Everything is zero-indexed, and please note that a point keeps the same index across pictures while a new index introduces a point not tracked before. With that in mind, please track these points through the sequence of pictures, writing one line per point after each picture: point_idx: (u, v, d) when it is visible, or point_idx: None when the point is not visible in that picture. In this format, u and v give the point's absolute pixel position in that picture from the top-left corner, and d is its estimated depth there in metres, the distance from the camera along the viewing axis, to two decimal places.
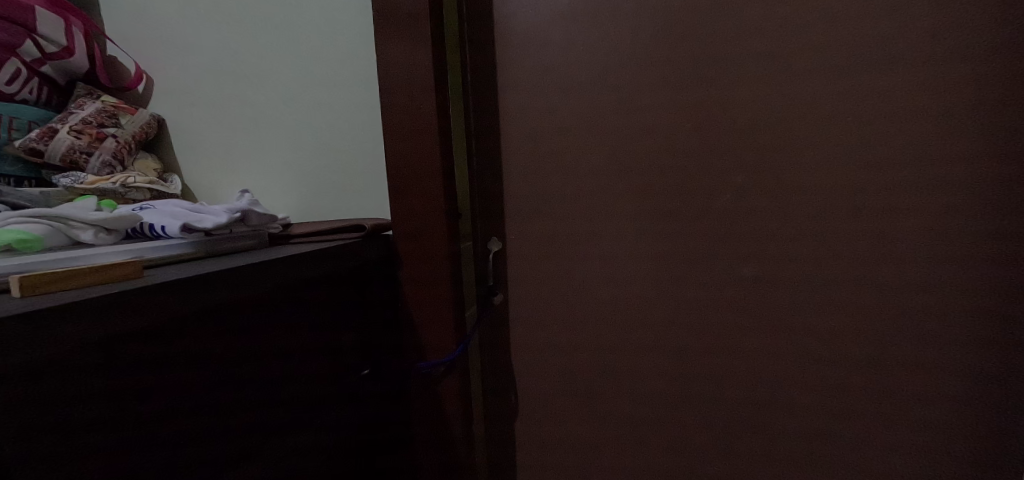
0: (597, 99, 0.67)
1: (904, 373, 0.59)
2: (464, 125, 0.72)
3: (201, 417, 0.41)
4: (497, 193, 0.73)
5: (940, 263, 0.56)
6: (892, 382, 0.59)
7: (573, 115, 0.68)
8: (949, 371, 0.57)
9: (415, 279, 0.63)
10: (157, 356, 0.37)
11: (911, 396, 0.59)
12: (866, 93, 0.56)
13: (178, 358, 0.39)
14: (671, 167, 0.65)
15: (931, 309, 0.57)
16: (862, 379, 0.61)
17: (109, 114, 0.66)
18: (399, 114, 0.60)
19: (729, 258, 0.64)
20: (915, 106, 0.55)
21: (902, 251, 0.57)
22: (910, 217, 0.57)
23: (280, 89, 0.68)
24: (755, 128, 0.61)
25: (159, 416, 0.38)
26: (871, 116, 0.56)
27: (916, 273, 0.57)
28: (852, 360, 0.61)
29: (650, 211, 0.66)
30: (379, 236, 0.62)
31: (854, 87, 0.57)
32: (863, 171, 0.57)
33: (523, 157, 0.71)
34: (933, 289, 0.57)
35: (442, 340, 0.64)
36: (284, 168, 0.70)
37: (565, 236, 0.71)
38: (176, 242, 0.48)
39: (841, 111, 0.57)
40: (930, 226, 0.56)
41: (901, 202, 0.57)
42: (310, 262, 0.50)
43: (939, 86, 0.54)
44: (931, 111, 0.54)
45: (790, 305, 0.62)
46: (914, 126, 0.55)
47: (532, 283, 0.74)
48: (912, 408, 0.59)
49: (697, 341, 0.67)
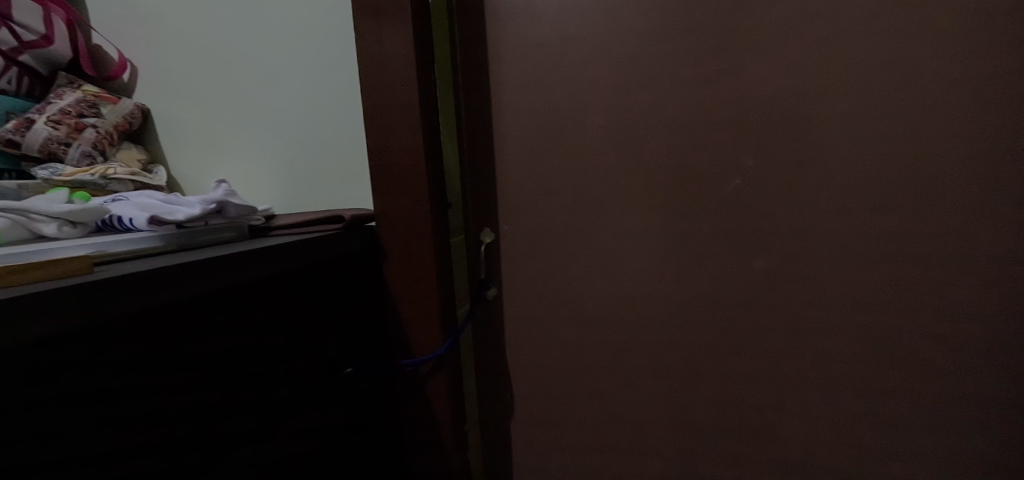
0: (594, 79, 0.62)
1: (934, 379, 0.53)
2: (453, 109, 0.68)
3: (175, 413, 0.39)
4: (489, 180, 0.68)
5: (979, 254, 0.50)
6: (922, 386, 0.54)
7: (567, 98, 0.63)
8: (984, 374, 0.52)
9: (400, 273, 0.60)
10: (132, 350, 0.35)
11: (939, 402, 0.53)
12: (902, 64, 0.50)
13: (151, 354, 0.37)
14: (676, 152, 0.59)
15: (973, 307, 0.51)
16: (890, 382, 0.55)
17: (89, 104, 0.64)
18: (380, 97, 0.56)
19: (739, 251, 0.59)
20: (958, 77, 0.48)
21: (936, 240, 0.51)
22: (951, 201, 0.50)
23: (260, 75, 0.65)
24: (771, 106, 0.55)
25: (117, 418, 0.34)
26: (903, 93, 0.50)
27: (953, 264, 0.51)
28: (871, 361, 0.55)
29: (656, 200, 0.61)
30: (362, 227, 0.59)
31: (883, 60, 0.50)
32: (890, 152, 0.52)
33: (517, 143, 0.66)
34: (963, 287, 0.51)
35: (428, 337, 0.61)
36: (268, 159, 0.67)
37: (560, 228, 0.66)
38: (145, 236, 0.47)
39: (869, 84, 0.51)
40: (971, 212, 0.50)
41: (934, 187, 0.51)
42: (282, 252, 0.47)
43: (986, 55, 0.47)
44: (974, 80, 0.48)
45: (810, 303, 0.57)
46: (956, 100, 0.49)
47: (528, 276, 0.69)
48: (941, 415, 0.54)
49: (707, 340, 0.62)
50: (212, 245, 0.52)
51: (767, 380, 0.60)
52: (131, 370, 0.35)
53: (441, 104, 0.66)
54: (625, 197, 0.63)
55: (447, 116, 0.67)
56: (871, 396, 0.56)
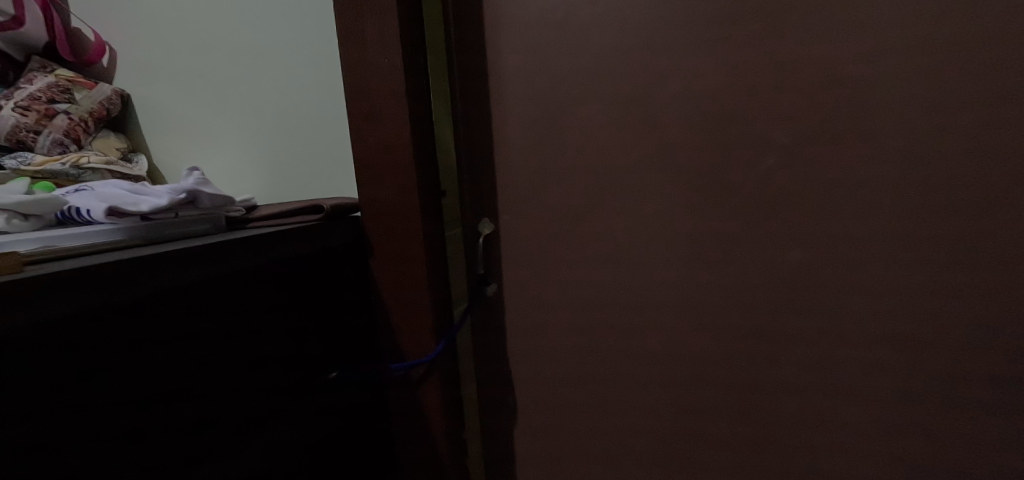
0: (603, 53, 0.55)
1: (995, 380, 0.48)
2: (446, 85, 0.61)
3: (129, 430, 0.33)
4: (486, 168, 0.63)
5: None
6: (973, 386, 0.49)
7: (572, 73, 0.57)
8: None
9: (388, 270, 0.55)
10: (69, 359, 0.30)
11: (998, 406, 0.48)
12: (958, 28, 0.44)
13: (97, 363, 0.31)
14: (697, 132, 0.54)
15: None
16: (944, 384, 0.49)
17: (62, 89, 0.60)
18: (363, 77, 0.51)
19: (771, 241, 0.53)
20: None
21: (986, 230, 0.46)
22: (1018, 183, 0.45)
23: (241, 56, 0.61)
24: (815, 77, 0.48)
25: (60, 435, 0.30)
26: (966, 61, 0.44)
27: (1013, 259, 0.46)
28: (907, 359, 0.51)
29: (676, 185, 0.55)
30: (345, 218, 0.53)
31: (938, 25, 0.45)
32: (932, 133, 0.46)
33: (518, 124, 0.60)
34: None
35: (419, 339, 0.56)
36: (250, 146, 0.63)
37: (565, 218, 0.61)
38: (102, 228, 0.42)
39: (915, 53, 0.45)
40: None
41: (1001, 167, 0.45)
42: (259, 246, 0.42)
43: None
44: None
45: (853, 298, 0.51)
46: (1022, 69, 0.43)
47: (529, 271, 0.64)
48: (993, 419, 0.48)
49: (734, 339, 0.57)
50: (179, 239, 0.47)
51: (803, 381, 0.55)
52: (78, 382, 0.30)
53: (434, 79, 0.60)
54: (640, 182, 0.57)
55: (440, 97, 0.62)
56: (910, 396, 0.51)
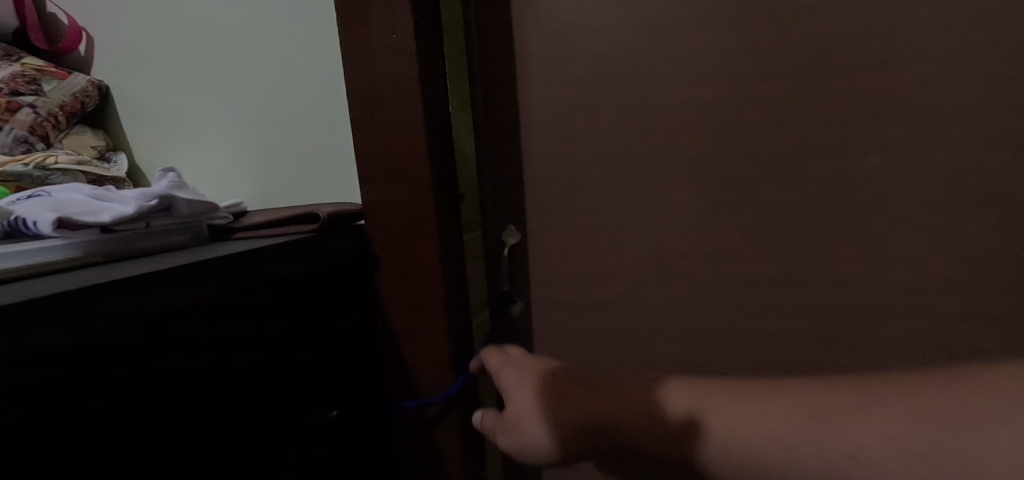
0: (649, 41, 0.49)
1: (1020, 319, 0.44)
2: (466, 87, 0.55)
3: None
4: (514, 172, 0.56)
5: None
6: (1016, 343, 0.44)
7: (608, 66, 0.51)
8: None
9: (399, 292, 0.47)
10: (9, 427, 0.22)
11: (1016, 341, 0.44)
12: None
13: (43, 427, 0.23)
14: (748, 132, 0.48)
15: None
16: None
17: (29, 80, 0.53)
18: (370, 64, 0.43)
19: (828, 252, 0.48)
20: None
21: None
22: None
23: (229, 40, 0.54)
24: (868, 81, 0.44)
25: None
26: None
27: None
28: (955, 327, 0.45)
29: (723, 190, 0.50)
30: (345, 228, 0.45)
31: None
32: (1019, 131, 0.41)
33: (546, 124, 0.54)
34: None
35: (435, 373, 0.48)
36: (240, 142, 0.56)
37: (596, 229, 0.55)
38: (50, 245, 0.34)
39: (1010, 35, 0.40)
40: None
41: None
42: (246, 266, 0.35)
43: None
44: None
45: (918, 311, 0.46)
46: None
47: (561, 287, 0.58)
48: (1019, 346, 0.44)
49: (781, 359, 0.51)
50: (150, 254, 0.40)
51: None
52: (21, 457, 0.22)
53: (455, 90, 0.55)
54: (682, 189, 0.51)
55: (458, 93, 0.55)
56: None
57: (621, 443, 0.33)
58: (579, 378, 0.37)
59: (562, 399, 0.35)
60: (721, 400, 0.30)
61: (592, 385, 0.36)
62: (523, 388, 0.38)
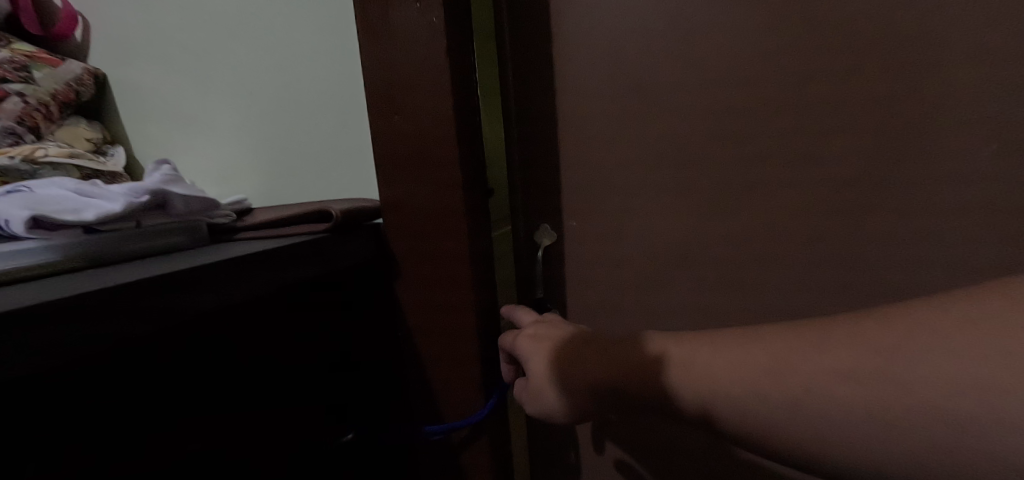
0: (707, 12, 0.42)
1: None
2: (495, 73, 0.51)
3: None
4: (547, 166, 0.51)
5: None
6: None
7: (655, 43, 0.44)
8: None
9: (424, 301, 0.42)
10: None
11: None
12: None
13: None
14: (822, 116, 0.41)
15: None
16: None
17: (18, 66, 0.49)
18: (391, 43, 0.38)
19: (922, 253, 0.40)
20: None
21: None
22: None
23: (231, 21, 0.49)
24: (985, 48, 0.36)
25: None
26: None
27: None
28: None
29: (791, 183, 0.43)
30: (361, 229, 0.40)
31: None
32: None
33: (584, 112, 0.48)
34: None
35: (464, 390, 0.43)
36: (244, 134, 0.52)
37: (640, 228, 0.49)
38: (24, 249, 0.30)
39: None
40: None
41: None
42: (248, 271, 0.30)
43: None
44: None
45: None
46: None
47: (599, 291, 0.52)
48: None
49: None
50: (141, 257, 0.35)
51: None
52: None
53: (483, 79, 0.50)
54: (743, 181, 0.45)
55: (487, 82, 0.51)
56: None
57: (637, 404, 0.30)
58: (590, 339, 0.34)
59: (573, 361, 0.33)
60: (710, 351, 0.27)
61: (599, 346, 0.33)
62: (536, 357, 0.35)
